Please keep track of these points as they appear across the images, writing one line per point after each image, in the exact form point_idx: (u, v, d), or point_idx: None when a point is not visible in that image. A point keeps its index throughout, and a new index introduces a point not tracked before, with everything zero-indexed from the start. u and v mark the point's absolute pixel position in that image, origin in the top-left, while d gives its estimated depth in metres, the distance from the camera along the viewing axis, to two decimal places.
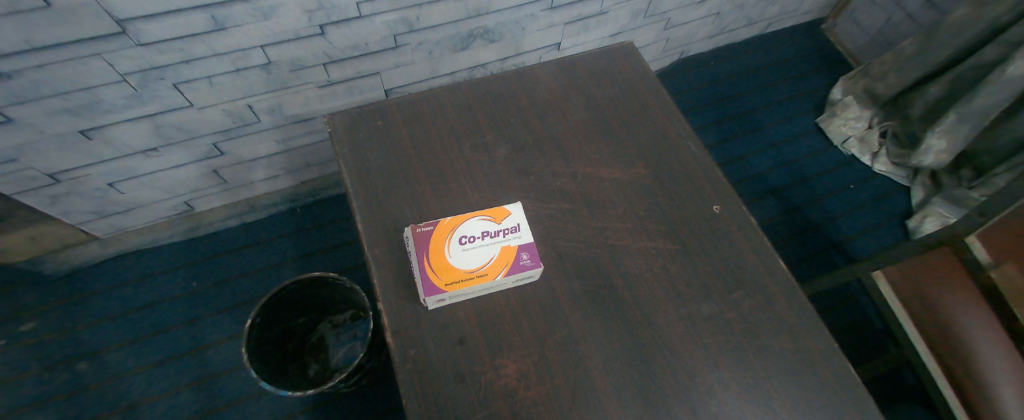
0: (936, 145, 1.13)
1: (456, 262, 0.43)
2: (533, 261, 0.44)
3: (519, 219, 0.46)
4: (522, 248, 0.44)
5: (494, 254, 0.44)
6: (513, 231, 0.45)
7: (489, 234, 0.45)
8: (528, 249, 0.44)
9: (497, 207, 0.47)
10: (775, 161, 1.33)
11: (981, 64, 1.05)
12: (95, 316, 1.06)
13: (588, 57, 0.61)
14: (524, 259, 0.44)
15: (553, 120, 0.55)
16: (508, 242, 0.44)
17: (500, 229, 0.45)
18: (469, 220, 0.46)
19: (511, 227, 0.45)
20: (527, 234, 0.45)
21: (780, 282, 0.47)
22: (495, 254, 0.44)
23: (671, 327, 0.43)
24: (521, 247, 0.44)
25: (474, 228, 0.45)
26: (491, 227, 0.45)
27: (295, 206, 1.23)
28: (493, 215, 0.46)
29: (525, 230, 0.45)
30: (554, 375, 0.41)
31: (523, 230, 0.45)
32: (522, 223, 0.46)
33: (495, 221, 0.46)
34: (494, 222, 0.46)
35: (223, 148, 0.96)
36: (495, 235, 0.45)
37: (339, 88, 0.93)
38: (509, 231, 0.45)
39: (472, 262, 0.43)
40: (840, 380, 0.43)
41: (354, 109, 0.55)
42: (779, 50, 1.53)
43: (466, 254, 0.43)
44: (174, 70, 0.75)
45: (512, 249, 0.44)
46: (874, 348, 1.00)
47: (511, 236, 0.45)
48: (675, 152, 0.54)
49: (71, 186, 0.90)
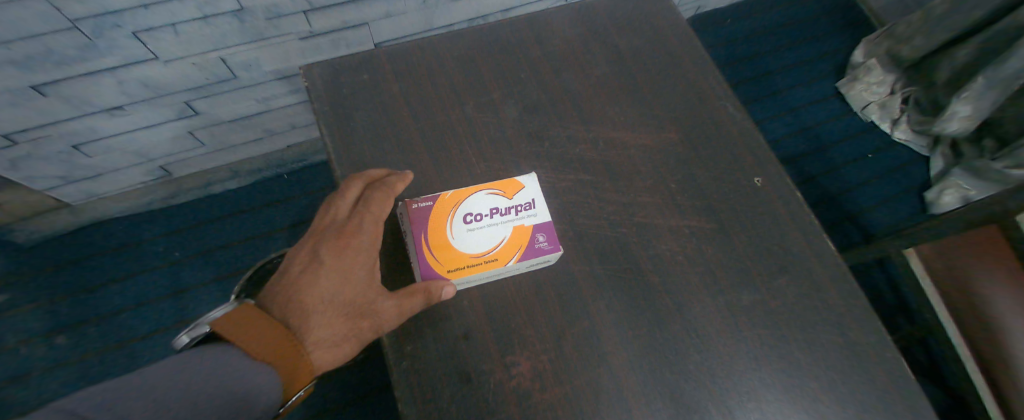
0: (960, 111, 1.06)
1: (460, 245, 0.38)
2: (552, 244, 0.38)
3: (533, 193, 0.40)
4: (538, 229, 0.38)
5: (505, 235, 0.38)
6: (527, 208, 0.39)
7: (500, 212, 0.39)
8: (545, 230, 0.39)
9: (508, 179, 0.41)
10: (791, 128, 1.26)
11: (1015, 25, 0.96)
12: (71, 287, 1.00)
13: (610, 2, 0.53)
14: (540, 241, 0.38)
15: (571, 76, 0.48)
16: (521, 222, 0.39)
17: (513, 205, 0.39)
18: (475, 194, 0.39)
19: (524, 202, 0.39)
20: (542, 212, 0.39)
21: (829, 266, 0.41)
22: (506, 235, 0.38)
23: (706, 318, 0.38)
24: (536, 228, 0.39)
25: (482, 205, 0.39)
26: (501, 202, 0.39)
27: (281, 172, 1.15)
28: (504, 189, 0.40)
29: (541, 207, 0.39)
30: (573, 375, 0.35)
31: (538, 206, 0.39)
32: (537, 197, 0.40)
33: (507, 196, 0.39)
34: (505, 198, 0.39)
35: (198, 108, 0.87)
36: (506, 213, 0.39)
37: (323, 41, 0.83)
38: (523, 208, 0.39)
39: (478, 244, 0.38)
40: (895, 378, 0.37)
41: (336, 61, 0.47)
42: (799, 8, 1.42)
43: (472, 236, 0.38)
44: (131, 16, 0.66)
45: (526, 229, 0.38)
46: (889, 324, 0.96)
47: (525, 215, 0.39)
48: (711, 115, 0.47)
49: (30, 149, 0.82)
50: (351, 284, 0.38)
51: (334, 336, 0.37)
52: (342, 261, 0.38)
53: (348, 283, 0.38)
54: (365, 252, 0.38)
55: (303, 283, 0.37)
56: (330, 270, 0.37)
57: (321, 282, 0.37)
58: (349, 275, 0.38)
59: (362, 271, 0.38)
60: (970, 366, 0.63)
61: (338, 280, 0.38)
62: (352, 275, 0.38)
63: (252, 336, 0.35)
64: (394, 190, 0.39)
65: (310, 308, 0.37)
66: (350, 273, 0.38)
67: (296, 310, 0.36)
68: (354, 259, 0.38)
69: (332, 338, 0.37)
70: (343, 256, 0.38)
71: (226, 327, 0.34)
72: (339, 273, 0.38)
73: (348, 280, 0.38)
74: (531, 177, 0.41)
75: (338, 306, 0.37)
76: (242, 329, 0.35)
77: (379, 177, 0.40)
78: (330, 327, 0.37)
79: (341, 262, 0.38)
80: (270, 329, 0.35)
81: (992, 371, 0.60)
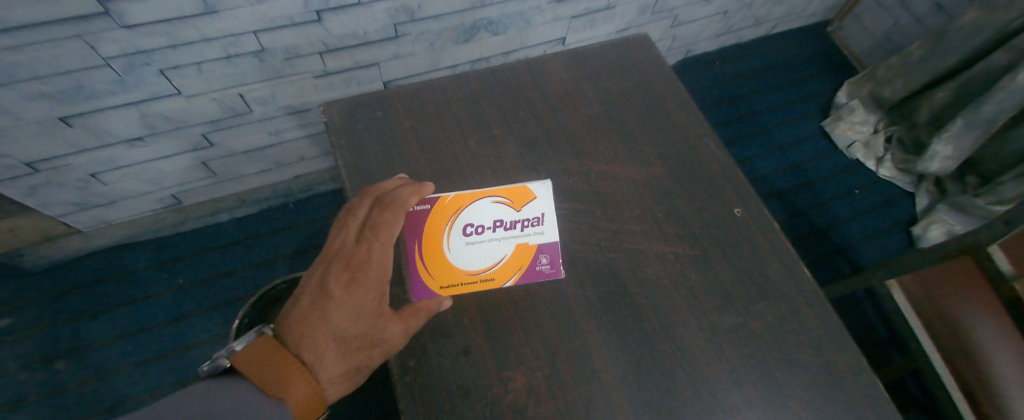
0: (941, 152, 1.13)
1: (456, 260, 0.42)
2: (553, 268, 0.42)
3: (543, 207, 0.43)
4: (543, 251, 0.43)
5: (506, 253, 0.42)
6: (535, 224, 0.43)
7: (505, 225, 0.43)
8: (547, 252, 0.43)
9: (518, 187, 0.44)
10: (779, 164, 1.31)
11: (988, 70, 1.05)
12: (75, 313, 1.02)
13: (602, 48, 0.58)
14: (543, 264, 0.42)
15: (565, 114, 0.52)
16: (526, 239, 0.43)
17: (520, 219, 0.43)
18: (481, 204, 0.43)
19: (533, 217, 0.43)
20: (550, 230, 0.43)
21: (805, 292, 0.44)
22: (507, 253, 0.42)
23: (690, 339, 0.40)
24: (541, 247, 0.43)
25: (485, 218, 0.43)
26: (508, 215, 0.43)
27: (287, 201, 1.20)
28: (513, 199, 0.43)
29: (548, 226, 0.43)
30: (566, 390, 0.38)
31: (545, 222, 0.43)
32: (546, 213, 0.43)
33: (516, 208, 0.43)
34: (512, 209, 0.43)
35: (213, 140, 0.92)
36: (511, 228, 0.43)
37: (336, 79, 0.89)
38: (530, 223, 0.43)
39: (476, 260, 0.42)
40: (870, 400, 0.40)
41: (352, 100, 0.52)
42: (785, 52, 1.50)
43: (469, 249, 0.43)
44: (160, 55, 0.71)
45: (530, 247, 0.43)
46: (880, 356, 0.98)
47: (532, 231, 0.43)
48: (694, 151, 0.51)
49: (51, 177, 0.86)
50: (361, 314, 0.40)
51: (346, 365, 0.40)
52: (352, 292, 0.40)
53: (359, 313, 0.40)
54: (375, 279, 0.41)
55: (314, 316, 0.40)
56: (341, 303, 0.40)
57: (330, 317, 0.40)
58: (361, 305, 0.40)
59: (372, 300, 0.40)
60: (957, 397, 0.64)
61: (347, 314, 0.40)
62: (360, 308, 0.40)
63: (264, 369, 0.36)
64: (409, 202, 0.41)
65: (321, 340, 0.39)
66: (361, 304, 0.40)
67: (309, 344, 0.39)
68: (365, 289, 0.40)
69: (343, 367, 0.40)
70: (351, 289, 0.40)
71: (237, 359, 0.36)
72: (348, 307, 0.40)
73: (358, 313, 0.40)
74: (543, 188, 0.44)
75: (349, 337, 0.40)
76: (254, 366, 0.37)
77: (387, 190, 0.43)
78: (342, 357, 0.40)
79: (352, 292, 0.40)
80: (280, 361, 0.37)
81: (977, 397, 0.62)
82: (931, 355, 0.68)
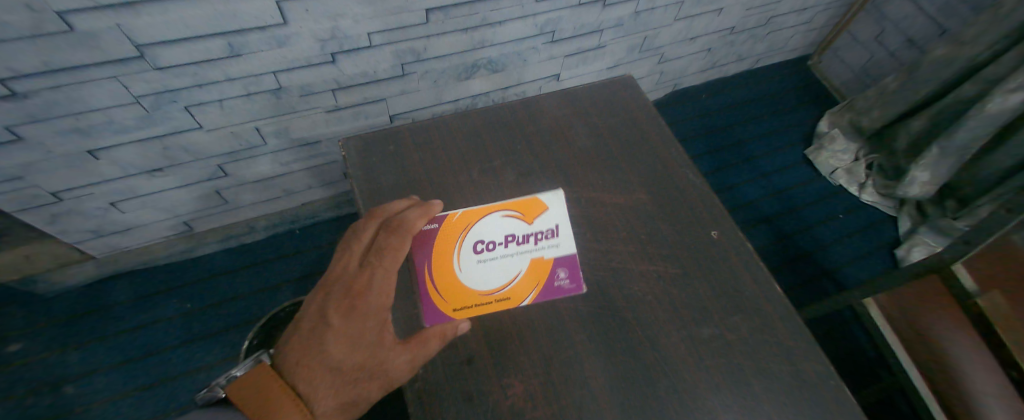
0: (919, 178, 1.20)
1: (469, 277, 0.47)
2: (573, 284, 0.47)
3: (556, 220, 0.49)
4: (560, 264, 0.48)
5: (522, 267, 0.47)
6: (550, 236, 0.49)
7: (516, 240, 0.49)
8: (563, 265, 0.48)
9: (529, 201, 0.50)
10: (766, 190, 1.37)
11: (958, 100, 1.13)
12: (85, 337, 1.05)
13: (592, 88, 0.64)
14: (561, 279, 0.47)
15: (558, 147, 0.58)
16: (542, 252, 0.48)
17: (532, 232, 0.49)
18: (489, 218, 0.49)
19: (547, 230, 0.49)
20: (563, 242, 0.49)
21: (776, 306, 0.48)
22: (522, 269, 0.47)
23: (672, 349, 0.45)
24: (556, 260, 0.48)
25: (495, 234, 0.49)
26: (520, 230, 0.49)
27: (294, 227, 1.25)
28: (525, 214, 0.49)
29: (562, 238, 0.49)
30: (560, 396, 0.42)
31: (559, 234, 0.49)
32: (559, 224, 0.49)
33: (527, 221, 0.49)
34: (524, 223, 0.49)
35: (228, 170, 0.98)
36: (523, 242, 0.49)
37: (346, 114, 0.95)
38: (546, 236, 0.49)
39: (493, 276, 0.47)
40: (838, 405, 0.43)
41: (367, 136, 0.57)
42: (768, 84, 1.58)
43: (483, 265, 0.48)
44: (186, 93, 0.77)
45: (545, 260, 0.48)
46: (867, 376, 1.01)
47: (546, 244, 0.48)
48: (675, 180, 0.56)
49: (73, 205, 0.90)
50: (361, 343, 0.43)
51: (345, 397, 0.42)
52: (354, 321, 0.43)
53: (359, 343, 0.43)
54: (376, 308, 0.44)
55: (315, 346, 0.43)
56: (340, 332, 0.43)
57: (329, 346, 0.42)
58: (361, 335, 0.43)
59: (372, 330, 0.43)
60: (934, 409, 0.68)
61: (346, 343, 0.43)
62: (359, 337, 0.43)
63: (262, 398, 0.39)
64: (416, 224, 0.46)
65: (321, 370, 0.42)
66: (360, 333, 0.43)
67: (308, 373, 0.42)
68: (365, 318, 0.43)
69: (340, 399, 0.42)
70: (350, 318, 0.43)
71: (232, 390, 0.39)
72: (347, 336, 0.43)
73: (356, 342, 0.43)
74: (552, 202, 0.50)
75: (349, 368, 0.42)
76: (249, 394, 0.39)
77: (392, 214, 0.47)
78: (341, 389, 0.42)
79: (353, 321, 0.43)
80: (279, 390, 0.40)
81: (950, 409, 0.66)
82: (908, 370, 0.72)
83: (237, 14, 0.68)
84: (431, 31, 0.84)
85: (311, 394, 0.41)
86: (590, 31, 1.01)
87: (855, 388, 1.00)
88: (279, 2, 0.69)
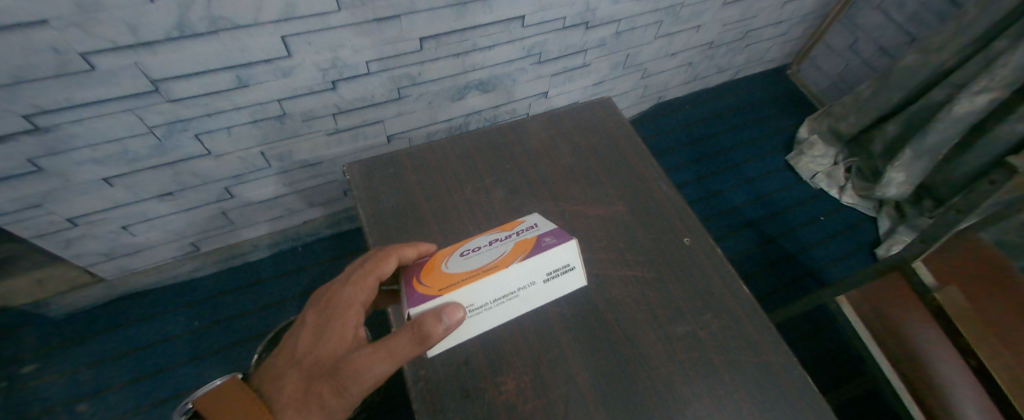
0: (896, 178, 1.26)
1: (455, 268, 0.46)
2: (556, 241, 0.46)
3: (535, 220, 0.52)
4: (544, 233, 0.48)
5: (506, 248, 0.47)
6: (532, 227, 0.51)
7: (500, 239, 0.50)
8: (547, 236, 0.48)
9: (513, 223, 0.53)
10: (750, 196, 1.42)
11: (929, 104, 1.19)
12: (96, 356, 1.08)
13: (574, 110, 0.70)
14: (544, 242, 0.46)
15: (544, 165, 0.63)
16: (525, 235, 0.49)
17: (513, 232, 0.50)
18: (475, 241, 0.51)
19: (528, 226, 0.51)
20: (543, 225, 0.50)
21: (743, 305, 0.53)
22: (507, 249, 0.47)
23: (649, 345, 0.49)
24: (539, 235, 0.48)
25: (478, 243, 0.50)
26: (500, 234, 0.51)
27: (297, 244, 1.30)
28: (506, 227, 0.52)
29: (541, 223, 0.51)
30: (548, 391, 0.46)
31: (539, 224, 0.51)
32: (539, 220, 0.52)
33: (506, 230, 0.51)
34: (505, 231, 0.51)
35: (234, 192, 1.03)
36: (507, 238, 0.49)
37: (345, 136, 1.00)
38: (527, 229, 0.50)
39: (478, 262, 0.46)
40: (801, 393, 0.48)
41: (369, 161, 0.63)
42: (749, 93, 1.65)
43: (469, 260, 0.47)
44: (196, 123, 0.82)
45: (530, 238, 0.48)
46: (847, 375, 1.09)
47: (529, 230, 0.50)
48: (650, 193, 0.61)
49: (86, 230, 0.95)
50: (325, 340, 0.48)
51: (300, 393, 0.46)
52: (323, 319, 0.49)
53: (321, 339, 0.48)
54: (342, 307, 0.49)
55: (293, 344, 0.50)
56: (311, 326, 0.50)
57: (299, 339, 0.49)
58: (326, 329, 0.48)
59: (335, 327, 0.48)
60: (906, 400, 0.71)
61: (313, 337, 0.49)
62: (325, 332, 0.48)
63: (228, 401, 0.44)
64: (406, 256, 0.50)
65: (290, 365, 0.48)
66: (324, 330, 0.48)
67: (279, 366, 0.49)
68: (332, 316, 0.49)
69: (300, 393, 0.46)
70: (321, 314, 0.50)
71: (198, 401, 0.43)
72: (315, 330, 0.49)
73: (321, 336, 0.48)
74: (531, 218, 0.53)
75: (309, 363, 0.47)
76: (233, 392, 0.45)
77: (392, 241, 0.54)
78: (299, 383, 0.46)
79: (323, 320, 0.49)
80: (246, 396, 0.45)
81: (925, 401, 0.69)
82: (880, 364, 0.75)
83: (245, 49, 0.74)
84: (425, 57, 0.90)
85: (277, 384, 0.47)
86: (575, 51, 1.07)
87: (825, 392, 1.07)
88: (283, 37, 0.74)
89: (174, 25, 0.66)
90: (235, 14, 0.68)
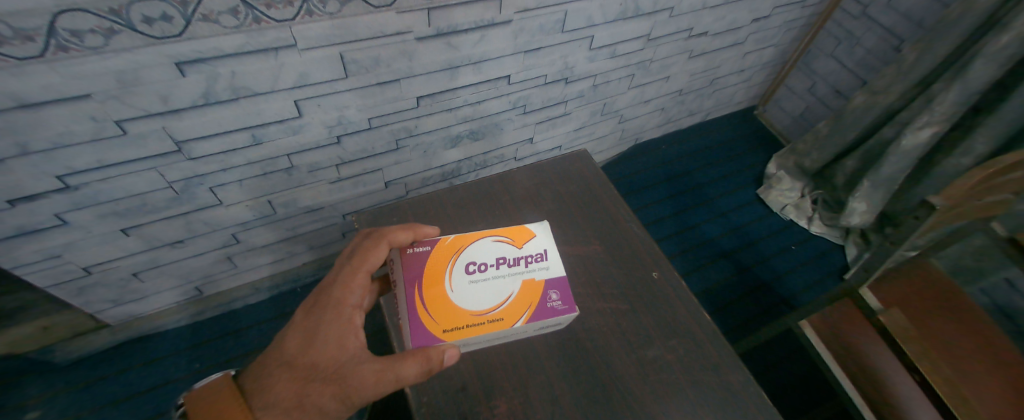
0: (858, 208, 1.37)
1: (458, 302, 0.54)
2: (559, 303, 0.56)
3: (541, 247, 0.60)
4: (550, 288, 0.56)
5: (510, 291, 0.55)
6: (538, 261, 0.58)
7: (506, 262, 0.58)
8: (554, 289, 0.57)
9: (516, 234, 0.61)
10: (725, 228, 1.52)
11: (881, 140, 1.31)
12: (98, 402, 1.11)
13: (553, 160, 0.79)
14: (552, 302, 0.55)
15: (529, 210, 0.72)
16: (529, 276, 0.57)
17: (517, 261, 0.58)
18: (476, 248, 0.59)
19: (533, 256, 0.59)
20: (551, 267, 0.58)
21: (706, 330, 0.61)
22: (512, 291, 0.55)
23: (624, 368, 0.56)
24: (546, 284, 0.57)
25: (483, 262, 0.57)
26: (509, 254, 0.59)
27: (296, 286, 1.35)
28: (510, 244, 0.59)
29: (548, 263, 0.58)
30: (536, 412, 0.53)
31: (546, 260, 0.59)
32: (546, 250, 0.60)
33: (517, 245, 0.59)
34: (510, 253, 0.59)
35: (240, 238, 1.09)
36: (513, 267, 0.57)
37: (347, 183, 1.09)
38: (532, 263, 0.58)
39: (483, 300, 0.55)
40: (759, 406, 0.55)
41: (374, 211, 0.71)
42: (720, 133, 1.78)
43: (472, 289, 0.55)
44: (212, 177, 0.90)
45: (535, 284, 0.56)
46: (817, 399, 1.16)
47: (536, 268, 0.58)
48: (622, 233, 0.70)
49: (100, 277, 1.00)
50: (316, 344, 0.54)
51: (291, 393, 0.52)
52: (314, 324, 0.55)
53: (313, 344, 0.54)
54: (335, 313, 0.55)
55: (284, 344, 0.56)
56: (301, 328, 0.56)
57: (290, 339, 0.56)
58: (318, 334, 0.55)
59: (326, 332, 0.54)
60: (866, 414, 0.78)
61: (304, 341, 0.55)
62: (316, 335, 0.55)
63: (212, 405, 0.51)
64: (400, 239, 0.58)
65: (281, 368, 0.54)
66: (315, 335, 0.55)
67: (268, 365, 0.55)
68: (324, 321, 0.55)
69: (291, 392, 0.53)
70: (313, 316, 0.56)
71: (190, 400, 0.50)
72: (306, 333, 0.55)
73: (312, 340, 0.55)
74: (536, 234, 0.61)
75: (301, 367, 0.54)
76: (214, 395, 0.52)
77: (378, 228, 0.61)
78: (290, 385, 0.53)
79: (314, 323, 0.55)
80: (227, 400, 0.51)
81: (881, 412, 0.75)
82: (842, 382, 0.82)
83: (261, 112, 0.82)
84: (422, 113, 1.00)
85: (264, 381, 0.54)
86: (556, 102, 1.19)
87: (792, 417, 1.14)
88: (296, 100, 0.84)
89: (201, 94, 0.75)
90: (256, 83, 0.77)
